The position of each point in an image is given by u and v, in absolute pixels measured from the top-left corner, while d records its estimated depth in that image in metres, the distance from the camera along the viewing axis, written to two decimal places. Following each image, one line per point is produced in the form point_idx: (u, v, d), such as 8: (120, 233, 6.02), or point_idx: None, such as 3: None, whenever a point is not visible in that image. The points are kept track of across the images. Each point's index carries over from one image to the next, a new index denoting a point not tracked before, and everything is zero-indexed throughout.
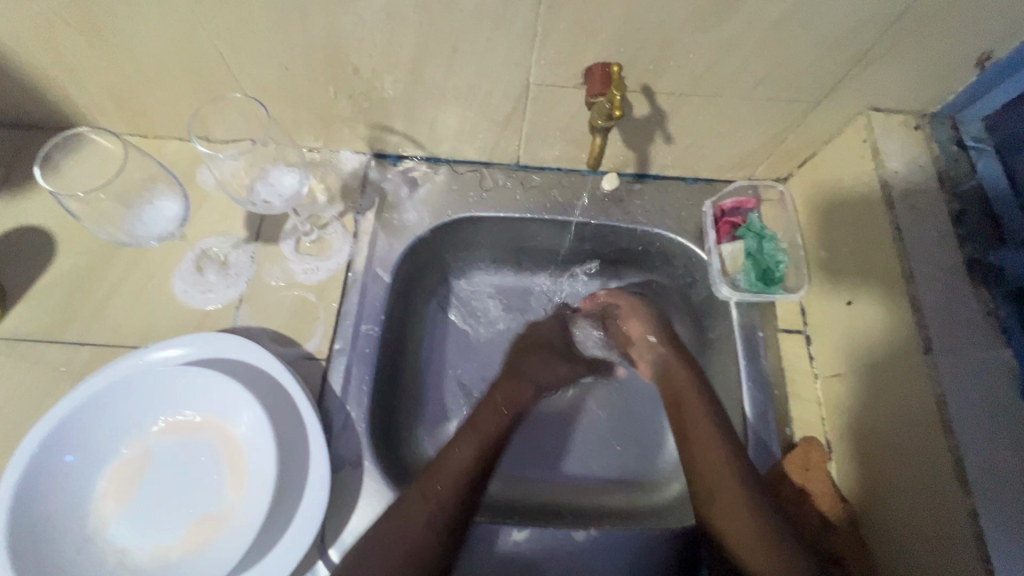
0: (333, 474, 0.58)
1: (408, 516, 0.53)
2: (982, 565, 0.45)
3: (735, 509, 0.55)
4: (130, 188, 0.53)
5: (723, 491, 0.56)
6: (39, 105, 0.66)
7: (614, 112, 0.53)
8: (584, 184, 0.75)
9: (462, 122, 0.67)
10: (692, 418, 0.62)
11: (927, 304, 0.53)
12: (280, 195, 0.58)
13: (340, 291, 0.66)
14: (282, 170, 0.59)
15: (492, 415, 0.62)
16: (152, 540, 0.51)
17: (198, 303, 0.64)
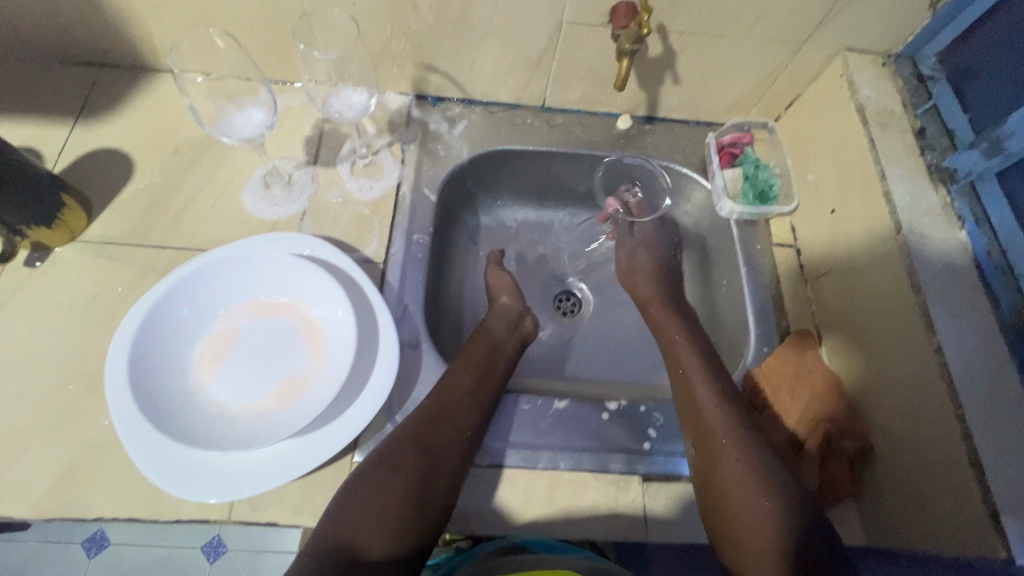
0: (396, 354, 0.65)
1: (387, 489, 0.54)
2: (947, 387, 0.55)
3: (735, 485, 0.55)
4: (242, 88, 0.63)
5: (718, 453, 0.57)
6: (119, 40, 0.74)
7: (643, 33, 0.62)
8: (601, 124, 0.86)
9: (499, 61, 0.77)
10: (715, 442, 0.58)
11: (897, 197, 0.64)
12: (351, 108, 0.66)
13: (392, 208, 0.75)
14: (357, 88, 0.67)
15: (454, 375, 0.63)
16: (246, 397, 0.58)
17: (267, 215, 0.72)
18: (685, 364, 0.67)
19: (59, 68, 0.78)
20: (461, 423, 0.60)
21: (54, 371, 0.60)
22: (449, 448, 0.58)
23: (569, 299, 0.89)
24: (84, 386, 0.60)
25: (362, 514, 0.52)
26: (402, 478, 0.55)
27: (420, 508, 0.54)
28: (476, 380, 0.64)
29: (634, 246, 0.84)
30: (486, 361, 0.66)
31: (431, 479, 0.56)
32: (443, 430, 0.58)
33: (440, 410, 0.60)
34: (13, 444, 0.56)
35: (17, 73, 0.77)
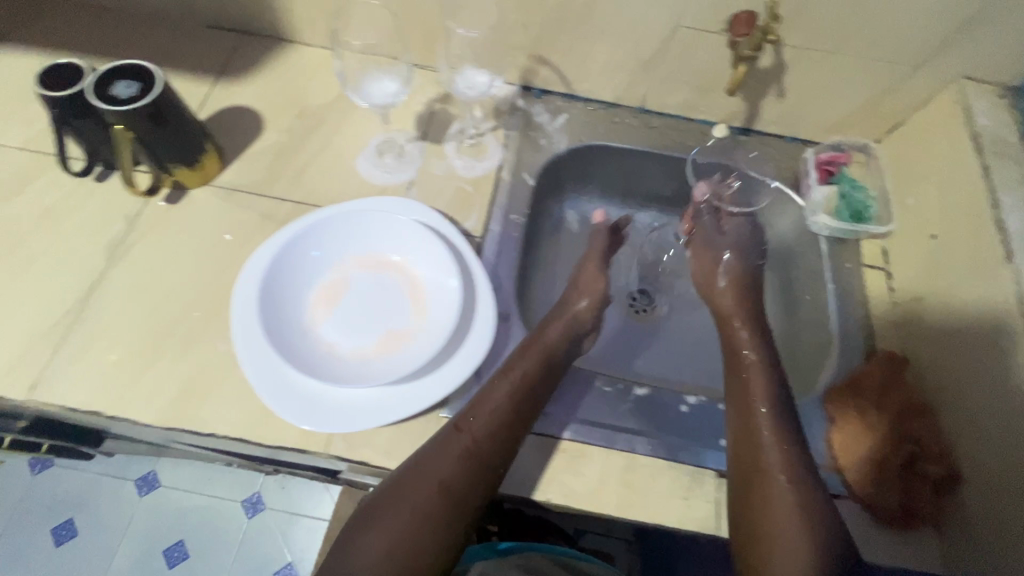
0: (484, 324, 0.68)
1: (413, 500, 0.53)
2: None
3: (780, 534, 0.52)
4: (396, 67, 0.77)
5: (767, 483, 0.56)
6: (265, 10, 0.81)
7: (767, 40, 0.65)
8: (698, 131, 0.88)
9: (610, 60, 0.80)
10: (768, 474, 0.56)
11: (1010, 226, 0.64)
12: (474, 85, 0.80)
13: (492, 187, 0.78)
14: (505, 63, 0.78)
15: (494, 386, 0.60)
16: (352, 343, 0.62)
17: (378, 181, 0.77)
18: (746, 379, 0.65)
19: (205, 31, 0.86)
20: (497, 439, 0.57)
21: (180, 297, 0.66)
22: (474, 467, 0.55)
23: (643, 299, 0.90)
24: (206, 314, 0.65)
25: (382, 524, 0.52)
26: (432, 491, 0.54)
27: (439, 522, 0.53)
28: (523, 394, 0.60)
29: (721, 248, 0.81)
30: (540, 373, 0.63)
31: (457, 493, 0.54)
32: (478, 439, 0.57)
33: (483, 424, 0.58)
34: (143, 357, 0.62)
35: (168, 32, 0.85)
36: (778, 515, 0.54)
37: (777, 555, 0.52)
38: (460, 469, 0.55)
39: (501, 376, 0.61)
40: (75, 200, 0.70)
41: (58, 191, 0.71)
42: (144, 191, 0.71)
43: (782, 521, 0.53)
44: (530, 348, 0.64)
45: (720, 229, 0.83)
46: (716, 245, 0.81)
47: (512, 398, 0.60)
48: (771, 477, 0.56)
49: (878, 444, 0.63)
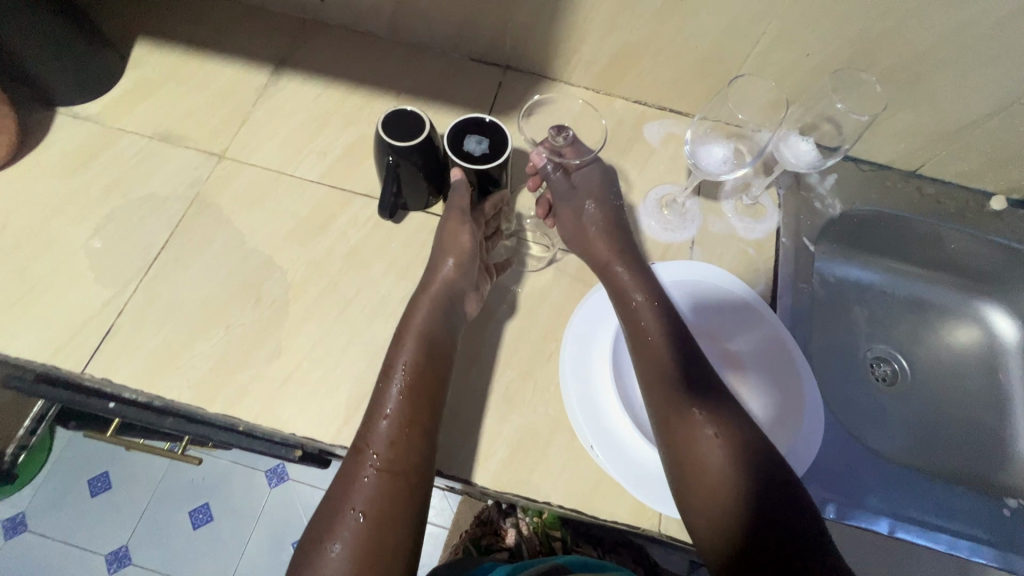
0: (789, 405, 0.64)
1: (349, 474, 0.51)
2: None
3: (702, 492, 0.51)
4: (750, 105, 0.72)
5: (715, 483, 0.51)
6: (546, 51, 0.80)
7: None
8: (972, 201, 0.83)
9: (906, 126, 0.77)
10: (706, 463, 0.52)
11: None
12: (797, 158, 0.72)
13: (774, 252, 0.76)
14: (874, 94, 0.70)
15: (406, 355, 0.56)
16: None
17: (662, 238, 0.75)
18: (648, 343, 0.58)
19: (471, 65, 0.85)
20: (417, 403, 0.54)
21: (495, 353, 0.66)
22: (416, 442, 0.52)
23: (887, 367, 0.86)
24: (521, 372, 0.65)
25: (342, 496, 0.49)
26: (373, 472, 0.50)
27: (388, 491, 0.49)
28: (426, 360, 0.56)
29: (579, 207, 0.68)
30: (434, 337, 0.58)
31: (408, 461, 0.51)
32: (414, 409, 0.54)
33: (403, 393, 0.54)
34: (470, 414, 0.62)
35: (437, 64, 0.84)
36: (701, 477, 0.51)
37: (694, 509, 0.52)
38: (406, 439, 0.52)
39: (406, 341, 0.57)
40: (377, 241, 0.70)
41: (360, 230, 0.71)
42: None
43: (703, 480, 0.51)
44: (427, 296, 0.60)
45: (569, 185, 0.69)
46: (567, 205, 0.69)
47: (414, 367, 0.56)
48: (711, 465, 0.51)
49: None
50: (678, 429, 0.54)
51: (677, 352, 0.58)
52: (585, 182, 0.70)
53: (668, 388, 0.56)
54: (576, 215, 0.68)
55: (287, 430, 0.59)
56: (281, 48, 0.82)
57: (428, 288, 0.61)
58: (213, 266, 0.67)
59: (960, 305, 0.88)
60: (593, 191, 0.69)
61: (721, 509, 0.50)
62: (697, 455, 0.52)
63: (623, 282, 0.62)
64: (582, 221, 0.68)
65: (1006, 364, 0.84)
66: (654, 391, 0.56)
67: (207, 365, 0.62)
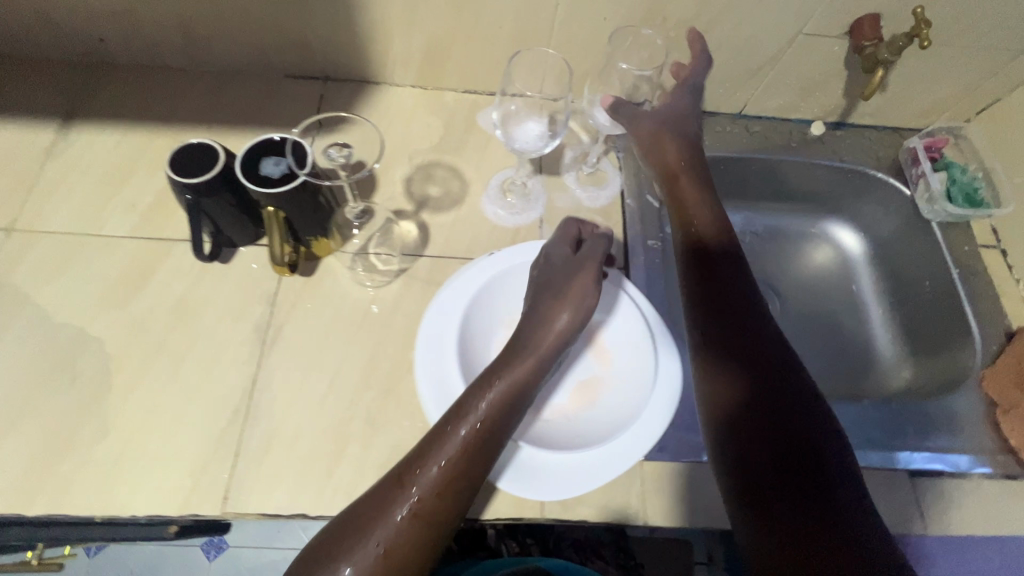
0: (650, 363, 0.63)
1: (377, 506, 0.48)
2: None
3: (741, 448, 0.53)
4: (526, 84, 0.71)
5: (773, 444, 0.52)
6: (359, 55, 0.77)
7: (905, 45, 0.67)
8: (795, 129, 0.88)
9: (717, 72, 0.80)
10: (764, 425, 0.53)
11: None
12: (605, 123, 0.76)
13: (621, 215, 0.77)
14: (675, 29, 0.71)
15: (486, 404, 0.53)
16: (549, 401, 0.65)
17: (508, 222, 0.74)
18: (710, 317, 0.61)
19: (287, 82, 0.80)
20: (480, 454, 0.51)
21: (352, 376, 0.62)
22: (458, 494, 0.49)
23: None
24: (382, 389, 0.62)
25: (363, 527, 0.47)
26: (406, 514, 0.47)
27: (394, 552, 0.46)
28: (502, 415, 0.53)
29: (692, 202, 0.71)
30: (522, 381, 0.55)
31: (444, 507, 0.48)
32: (469, 466, 0.50)
33: (465, 444, 0.51)
34: (331, 446, 0.59)
35: (249, 87, 0.79)
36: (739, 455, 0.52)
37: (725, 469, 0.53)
38: (449, 493, 0.49)
39: (489, 392, 0.54)
40: (207, 286, 0.65)
41: (185, 277, 0.66)
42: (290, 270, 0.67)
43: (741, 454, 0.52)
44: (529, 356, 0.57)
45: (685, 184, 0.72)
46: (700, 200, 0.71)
47: (487, 420, 0.52)
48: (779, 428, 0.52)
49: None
50: (717, 402, 0.56)
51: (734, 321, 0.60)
52: (659, 112, 0.75)
53: (714, 361, 0.58)
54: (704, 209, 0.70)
55: (128, 514, 0.54)
56: (67, 98, 0.75)
57: (541, 342, 0.58)
58: (17, 353, 0.60)
59: (807, 227, 0.94)
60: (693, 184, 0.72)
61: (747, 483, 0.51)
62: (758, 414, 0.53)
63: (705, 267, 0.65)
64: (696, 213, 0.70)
65: (854, 274, 0.92)
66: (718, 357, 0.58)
67: (22, 464, 0.55)
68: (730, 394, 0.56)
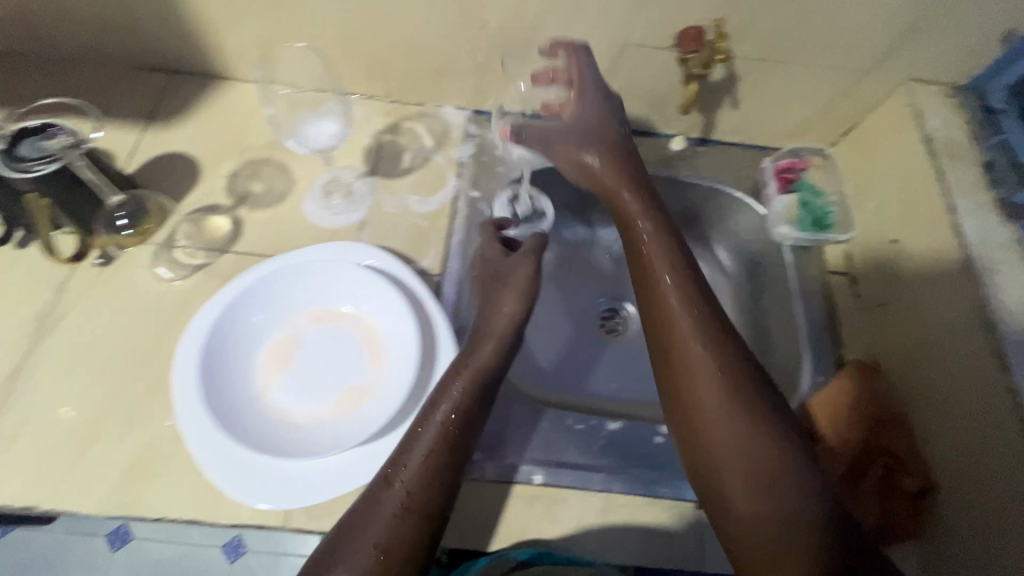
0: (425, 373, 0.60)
1: (372, 504, 0.49)
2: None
3: (738, 470, 0.49)
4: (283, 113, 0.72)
5: (735, 460, 0.49)
6: (195, 51, 0.77)
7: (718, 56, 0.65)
8: (655, 143, 0.85)
9: None
10: (721, 439, 0.50)
11: (967, 230, 0.63)
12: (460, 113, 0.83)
13: (448, 222, 0.75)
14: (541, 48, 0.71)
15: (457, 394, 0.55)
16: (307, 406, 0.58)
17: (326, 224, 0.73)
18: (674, 331, 0.55)
19: (133, 74, 0.81)
20: (455, 444, 0.52)
21: (120, 370, 0.61)
22: (432, 483, 0.50)
23: (612, 317, 0.89)
24: (147, 384, 0.61)
25: (365, 527, 0.47)
26: (400, 509, 0.48)
27: (393, 553, 0.46)
28: (474, 403, 0.55)
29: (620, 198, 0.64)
30: (489, 372, 0.57)
31: (432, 498, 0.49)
32: (439, 455, 0.51)
33: (443, 431, 0.52)
34: (79, 440, 0.57)
35: (89, 76, 0.79)
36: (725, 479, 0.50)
37: (720, 494, 0.50)
38: (422, 490, 0.49)
39: (456, 382, 0.55)
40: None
41: None
42: (68, 258, 0.66)
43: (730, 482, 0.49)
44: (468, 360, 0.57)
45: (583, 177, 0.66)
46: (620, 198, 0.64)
47: (458, 407, 0.54)
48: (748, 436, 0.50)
49: (854, 451, 0.62)
50: (694, 413, 0.52)
51: (688, 319, 0.55)
52: (573, 121, 0.66)
53: (685, 362, 0.54)
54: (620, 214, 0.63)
55: None
56: None
57: (490, 332, 0.60)
58: None
59: None
60: (617, 180, 0.64)
61: (768, 512, 0.47)
62: (717, 425, 0.51)
63: (650, 277, 0.58)
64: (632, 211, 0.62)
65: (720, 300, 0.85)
66: (670, 375, 0.55)
67: None
68: (685, 409, 0.53)
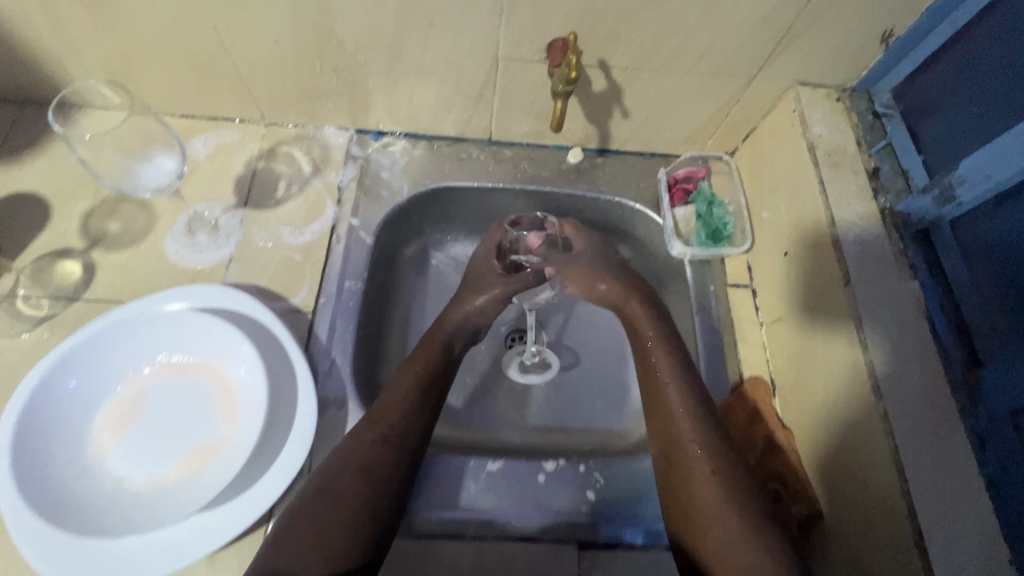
0: (287, 424, 0.58)
1: (330, 478, 0.52)
2: (897, 473, 0.50)
3: (680, 466, 0.55)
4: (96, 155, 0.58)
5: (684, 459, 0.55)
6: (38, 81, 0.70)
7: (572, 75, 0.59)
8: (551, 156, 0.82)
9: (437, 97, 0.73)
10: (679, 438, 0.56)
11: (847, 244, 0.61)
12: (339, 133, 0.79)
13: (324, 254, 0.71)
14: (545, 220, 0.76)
15: (408, 380, 0.61)
16: (148, 470, 0.55)
17: (190, 263, 0.68)
18: (652, 364, 0.63)
19: None
20: (411, 436, 0.57)
21: None
22: (387, 460, 0.55)
23: (523, 339, 0.82)
24: None
25: (323, 503, 0.50)
26: (355, 479, 0.52)
27: (349, 517, 0.50)
28: (427, 392, 0.61)
29: (592, 277, 0.70)
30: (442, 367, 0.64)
31: (387, 479, 0.54)
32: (393, 439, 0.56)
33: (398, 414, 0.58)
34: None
35: None
36: (712, 538, 0.49)
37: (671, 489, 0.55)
38: (379, 471, 0.54)
39: (412, 370, 0.63)
40: None
41: None
42: None
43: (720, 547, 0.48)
44: (412, 370, 0.62)
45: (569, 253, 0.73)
46: (574, 269, 0.71)
47: (413, 394, 0.60)
48: (688, 440, 0.56)
49: None
50: (659, 430, 0.59)
51: (670, 361, 0.62)
52: (585, 252, 0.72)
53: (653, 372, 0.62)
54: (589, 282, 0.70)
55: None
56: None
57: (449, 319, 0.68)
58: None
59: None
60: (598, 262, 0.71)
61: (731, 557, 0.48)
62: (676, 441, 0.56)
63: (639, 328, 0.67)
64: (598, 275, 0.70)
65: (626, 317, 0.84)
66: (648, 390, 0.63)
67: None
68: (659, 433, 0.59)
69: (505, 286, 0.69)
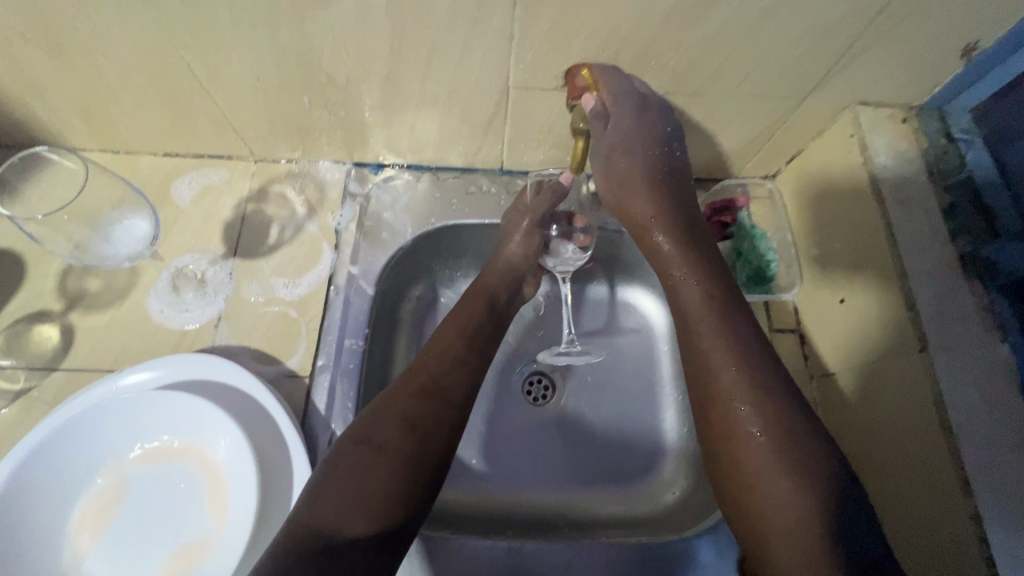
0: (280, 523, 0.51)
1: (368, 430, 0.46)
2: None
3: (726, 443, 0.46)
4: (47, 231, 0.51)
5: (732, 431, 0.46)
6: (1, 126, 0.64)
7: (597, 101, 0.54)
8: None
9: (442, 128, 0.65)
10: (729, 400, 0.46)
11: (921, 300, 0.53)
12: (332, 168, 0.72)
13: (322, 307, 0.65)
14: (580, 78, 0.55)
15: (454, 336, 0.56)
16: (132, 572, 0.50)
17: (176, 324, 0.63)
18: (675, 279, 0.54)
19: None
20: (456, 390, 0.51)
21: None
22: (432, 420, 0.48)
23: (541, 383, 0.73)
24: None
25: (358, 460, 0.44)
26: (395, 435, 0.46)
27: (391, 477, 0.44)
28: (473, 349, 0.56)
29: (618, 147, 0.58)
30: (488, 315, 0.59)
31: (430, 438, 0.47)
32: (434, 397, 0.50)
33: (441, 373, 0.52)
34: None
35: None
36: (773, 524, 0.41)
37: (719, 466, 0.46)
38: (421, 425, 0.47)
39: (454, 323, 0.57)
40: None
41: None
42: None
43: (778, 528, 0.41)
44: (456, 322, 0.57)
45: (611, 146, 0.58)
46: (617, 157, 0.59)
47: (458, 350, 0.55)
48: (738, 405, 0.46)
49: None
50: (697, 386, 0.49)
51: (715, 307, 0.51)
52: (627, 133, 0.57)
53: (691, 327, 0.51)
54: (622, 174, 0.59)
55: None
56: None
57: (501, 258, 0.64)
58: None
59: (608, 295, 0.77)
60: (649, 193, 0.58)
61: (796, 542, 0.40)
62: (720, 402, 0.47)
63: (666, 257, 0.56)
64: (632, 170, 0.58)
65: (658, 356, 0.75)
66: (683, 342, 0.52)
67: None
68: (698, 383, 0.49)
69: (533, 215, 0.64)
